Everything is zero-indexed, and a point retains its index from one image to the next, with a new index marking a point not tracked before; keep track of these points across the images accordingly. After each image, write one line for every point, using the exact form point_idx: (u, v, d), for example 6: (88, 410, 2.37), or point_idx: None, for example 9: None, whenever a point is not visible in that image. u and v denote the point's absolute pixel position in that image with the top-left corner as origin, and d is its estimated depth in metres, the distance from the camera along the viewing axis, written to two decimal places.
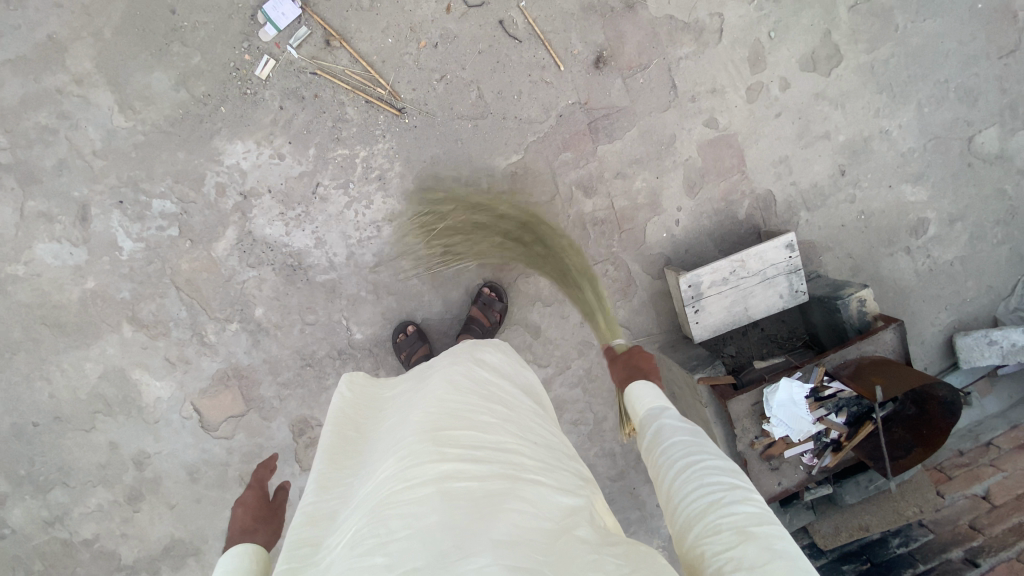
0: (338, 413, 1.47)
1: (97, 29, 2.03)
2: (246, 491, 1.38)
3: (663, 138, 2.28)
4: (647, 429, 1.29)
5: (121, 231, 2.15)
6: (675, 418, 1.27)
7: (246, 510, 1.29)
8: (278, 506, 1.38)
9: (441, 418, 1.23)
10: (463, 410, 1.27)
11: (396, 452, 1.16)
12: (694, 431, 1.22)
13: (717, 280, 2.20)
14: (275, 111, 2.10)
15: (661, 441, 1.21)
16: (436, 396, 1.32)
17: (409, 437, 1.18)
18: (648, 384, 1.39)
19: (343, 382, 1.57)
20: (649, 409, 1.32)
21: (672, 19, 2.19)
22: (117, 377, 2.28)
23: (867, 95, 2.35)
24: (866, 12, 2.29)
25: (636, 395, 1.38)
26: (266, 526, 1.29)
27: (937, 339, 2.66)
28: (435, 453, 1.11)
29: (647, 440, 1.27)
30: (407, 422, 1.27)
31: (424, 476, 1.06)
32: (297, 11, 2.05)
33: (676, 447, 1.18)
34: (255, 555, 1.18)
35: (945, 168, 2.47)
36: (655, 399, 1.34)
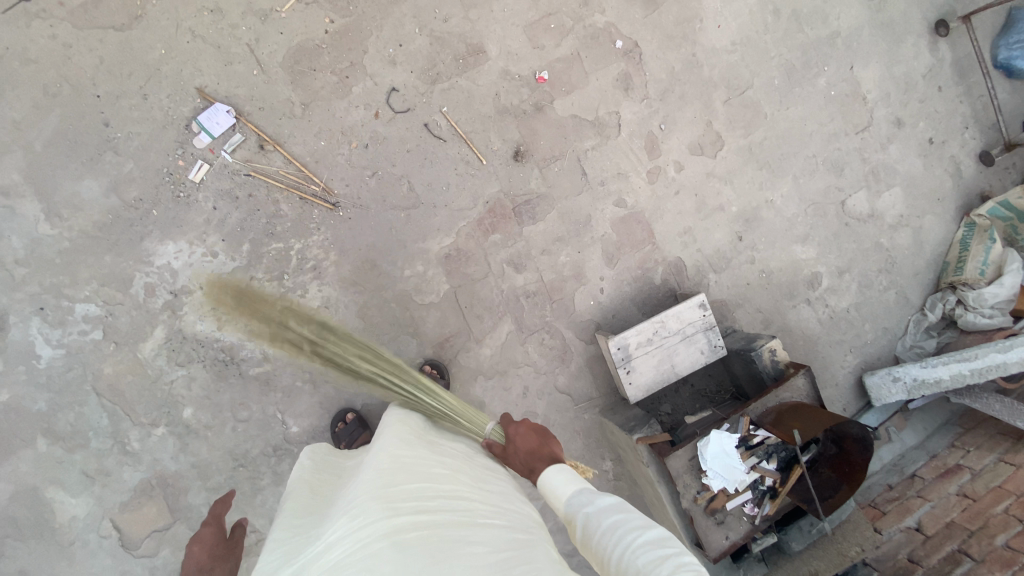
0: (297, 484, 1.52)
1: (27, 142, 2.07)
2: (202, 528, 1.46)
3: (580, 217, 2.52)
4: (575, 517, 1.33)
5: (40, 339, 2.07)
6: (599, 498, 1.33)
7: (202, 548, 1.40)
8: (236, 543, 1.47)
9: (393, 473, 1.29)
10: (412, 467, 1.33)
11: (349, 507, 1.21)
12: (619, 508, 1.30)
13: (642, 342, 2.36)
14: (209, 211, 2.17)
15: (593, 531, 1.27)
16: (385, 457, 1.37)
17: (361, 493, 1.24)
18: (558, 471, 1.43)
19: (302, 460, 1.63)
20: (568, 500, 1.36)
21: (577, 116, 2.50)
22: (25, 498, 2.09)
23: (750, 172, 2.71)
24: (739, 105, 2.69)
25: (550, 483, 1.42)
26: (221, 564, 1.39)
27: (848, 380, 2.91)
28: (386, 507, 1.16)
29: (580, 532, 1.31)
30: (358, 485, 1.31)
31: (375, 527, 1.11)
32: (232, 120, 2.17)
33: (609, 531, 1.25)
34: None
35: (826, 229, 2.84)
36: (574, 486, 1.38)
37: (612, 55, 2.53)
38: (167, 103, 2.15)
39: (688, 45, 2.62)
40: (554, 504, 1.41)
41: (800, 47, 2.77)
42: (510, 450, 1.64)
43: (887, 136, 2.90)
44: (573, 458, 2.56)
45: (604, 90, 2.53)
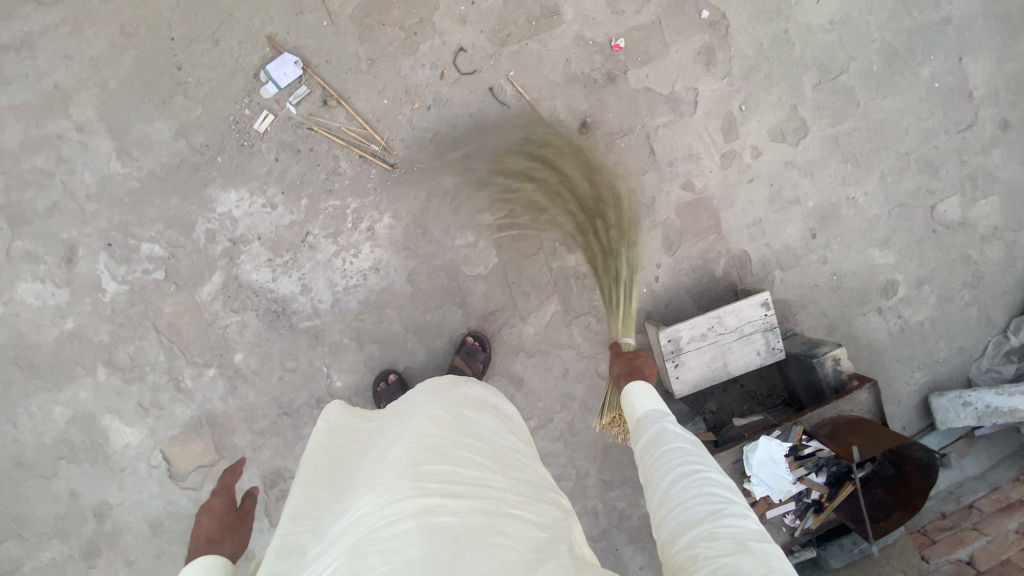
0: (319, 442, 1.44)
1: (103, 80, 2.11)
2: (213, 498, 1.37)
3: (642, 199, 2.39)
4: (646, 428, 1.32)
5: (106, 274, 2.16)
6: (676, 426, 1.31)
7: (211, 519, 1.29)
8: (247, 515, 1.38)
9: (421, 452, 1.21)
10: (441, 445, 1.26)
11: (375, 484, 1.14)
12: (694, 440, 1.27)
13: (696, 336, 2.25)
14: (271, 162, 2.18)
15: (661, 442, 1.24)
16: (413, 431, 1.30)
17: (388, 470, 1.17)
18: (648, 386, 1.45)
19: (324, 414, 1.54)
20: (648, 411, 1.37)
21: (651, 91, 2.35)
22: (86, 422, 2.22)
23: (833, 165, 2.50)
24: (830, 90, 2.46)
25: (633, 394, 1.44)
26: (231, 536, 1.29)
27: (913, 398, 2.71)
28: (414, 487, 1.10)
29: (647, 439, 1.29)
30: (385, 458, 1.25)
31: (404, 512, 1.05)
32: (299, 72, 2.15)
33: (675, 450, 1.20)
34: (221, 569, 1.17)
35: (911, 234, 2.60)
36: (656, 404, 1.39)
37: (695, 26, 2.34)
38: (237, 50, 2.14)
39: (781, 20, 2.40)
40: (628, 416, 1.42)
41: (906, 30, 2.49)
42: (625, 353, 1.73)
43: (994, 137, 2.61)
44: (609, 445, 2.51)
45: (683, 64, 2.36)
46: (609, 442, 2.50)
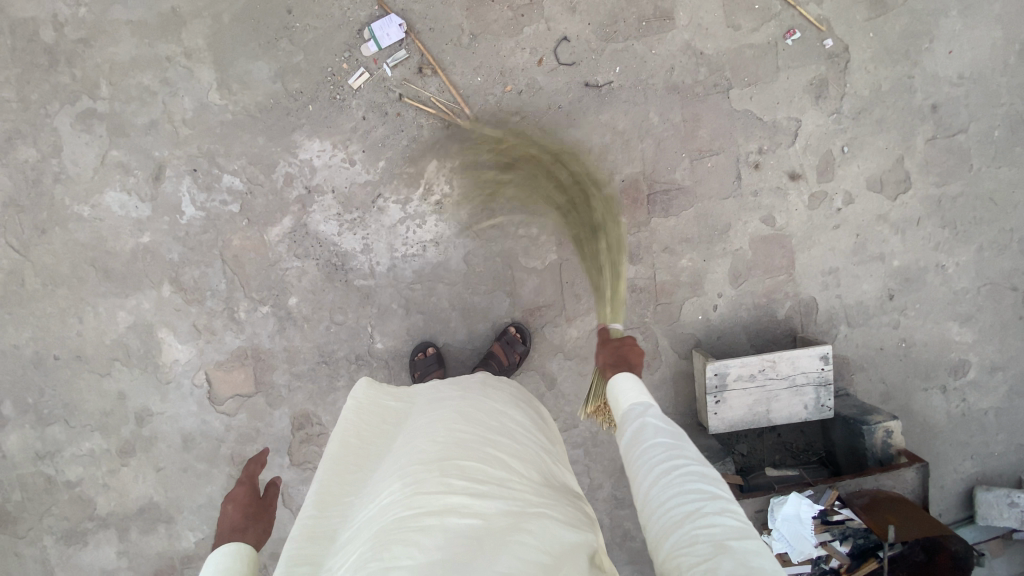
0: (349, 425, 1.49)
1: (217, 12, 2.14)
2: (236, 487, 1.43)
3: (717, 224, 2.31)
4: (629, 425, 1.26)
5: (187, 197, 2.24)
6: (658, 418, 1.24)
7: (235, 509, 1.33)
8: (268, 502, 1.43)
9: (446, 448, 1.24)
10: (469, 442, 1.28)
11: (401, 476, 1.19)
12: (675, 433, 1.19)
13: (743, 375, 2.19)
14: (358, 120, 2.20)
15: (640, 441, 1.18)
16: (443, 425, 1.33)
17: (414, 464, 1.21)
18: (635, 380, 1.38)
19: (354, 390, 1.59)
20: (630, 405, 1.30)
21: (751, 116, 2.24)
22: (144, 332, 2.34)
23: (928, 227, 2.34)
24: (944, 147, 2.29)
25: (619, 388, 1.37)
26: (255, 524, 1.33)
27: (957, 487, 2.54)
28: (438, 485, 1.12)
29: (628, 437, 1.23)
30: (414, 448, 1.28)
31: (426, 506, 1.07)
32: (401, 35, 2.15)
33: (654, 448, 1.14)
34: (244, 557, 1.22)
35: (996, 316, 2.42)
36: (638, 397, 1.32)
37: (815, 55, 2.21)
38: (348, 4, 2.14)
39: (908, 64, 2.23)
40: (614, 411, 1.35)
41: None
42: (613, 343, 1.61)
43: None
44: None
45: (792, 92, 2.23)
46: None
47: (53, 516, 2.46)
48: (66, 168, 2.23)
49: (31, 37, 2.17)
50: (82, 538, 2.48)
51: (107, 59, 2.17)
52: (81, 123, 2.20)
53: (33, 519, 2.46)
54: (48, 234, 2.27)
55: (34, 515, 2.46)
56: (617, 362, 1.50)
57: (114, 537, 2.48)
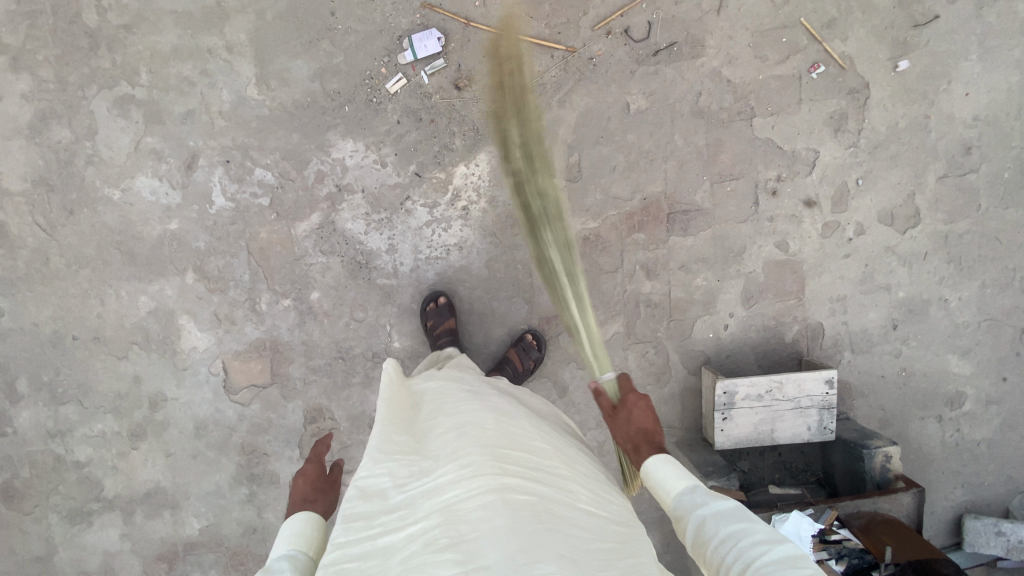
0: (386, 395, 1.48)
1: (262, 9, 2.18)
2: (305, 463, 1.49)
3: (734, 246, 2.38)
4: (684, 518, 1.23)
5: (218, 187, 2.27)
6: (716, 501, 1.22)
7: (307, 481, 1.41)
8: (333, 480, 1.48)
9: (498, 437, 1.31)
10: (516, 434, 1.35)
11: (459, 454, 1.23)
12: (741, 517, 1.17)
13: (751, 395, 2.27)
14: (392, 123, 2.24)
15: (708, 539, 1.15)
16: (490, 416, 1.39)
17: (471, 444, 1.26)
18: (667, 461, 1.33)
19: (386, 367, 1.56)
20: (677, 496, 1.27)
21: (772, 144, 2.32)
22: (165, 317, 2.36)
23: (934, 262, 2.43)
24: (954, 186, 2.38)
25: (656, 476, 1.32)
26: (325, 497, 1.42)
27: (947, 514, 2.62)
28: (496, 467, 1.19)
29: (691, 536, 1.20)
30: (462, 431, 1.32)
31: (488, 484, 1.14)
32: (439, 47, 2.19)
33: (724, 545, 1.12)
34: (316, 524, 1.31)
35: (994, 350, 2.51)
36: (682, 481, 1.28)
37: (837, 91, 2.29)
38: (390, 10, 2.19)
39: (925, 104, 2.32)
40: (661, 500, 1.31)
41: None
42: (618, 414, 1.53)
43: None
44: None
45: (813, 123, 2.31)
46: None
47: (59, 495, 2.47)
48: (99, 151, 2.25)
49: (73, 19, 2.18)
50: (87, 518, 2.48)
51: (150, 47, 2.20)
52: (118, 107, 2.23)
53: (38, 497, 2.47)
54: (76, 215, 2.29)
55: (40, 493, 2.47)
56: (638, 444, 1.44)
57: (119, 519, 2.49)
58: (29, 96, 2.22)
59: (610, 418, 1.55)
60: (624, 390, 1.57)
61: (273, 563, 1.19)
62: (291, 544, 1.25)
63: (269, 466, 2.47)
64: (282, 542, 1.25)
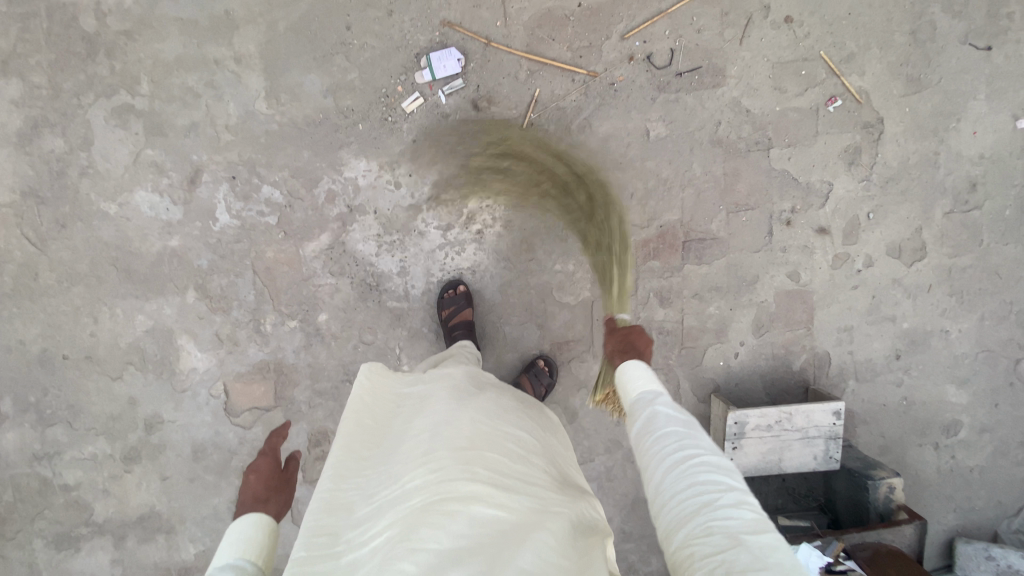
0: (357, 402, 1.45)
1: (273, 20, 2.08)
2: (258, 457, 1.39)
3: (746, 275, 2.39)
4: (640, 412, 1.24)
5: (223, 204, 2.18)
6: (675, 409, 1.22)
7: (258, 479, 1.31)
8: (289, 476, 1.39)
9: (470, 436, 1.24)
10: (490, 433, 1.28)
11: (428, 458, 1.19)
12: (686, 424, 1.16)
13: (761, 425, 2.28)
14: (407, 143, 2.18)
15: (651, 431, 1.15)
16: (463, 413, 1.32)
17: (441, 446, 1.21)
18: (641, 367, 1.38)
19: (363, 368, 1.53)
20: (641, 394, 1.29)
21: (787, 175, 2.33)
22: (163, 337, 2.27)
23: (937, 295, 2.47)
24: (960, 221, 2.42)
25: (630, 377, 1.36)
26: (277, 496, 1.31)
27: (938, 536, 2.70)
28: (465, 473, 1.14)
29: (638, 424, 1.21)
30: (434, 431, 1.27)
31: (454, 493, 1.09)
32: (458, 67, 2.13)
33: (666, 436, 1.12)
34: (264, 527, 1.20)
35: (990, 381, 2.57)
36: (652, 386, 1.31)
37: (851, 124, 2.31)
38: (408, 26, 2.12)
39: (935, 140, 2.35)
40: (625, 399, 1.34)
41: None
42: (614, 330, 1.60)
43: None
44: (639, 499, 2.53)
45: (828, 156, 2.33)
46: (640, 496, 2.53)
47: (45, 519, 2.35)
48: (94, 163, 2.13)
49: (69, 23, 2.06)
50: (76, 543, 2.38)
51: (151, 55, 2.09)
52: (116, 118, 2.11)
53: (24, 521, 2.35)
54: (68, 228, 2.16)
55: (25, 517, 2.35)
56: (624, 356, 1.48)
57: (109, 544, 2.39)
58: (19, 102, 2.09)
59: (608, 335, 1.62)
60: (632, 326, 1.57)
61: (213, 573, 1.09)
62: (233, 550, 1.15)
63: None
64: (224, 550, 1.15)
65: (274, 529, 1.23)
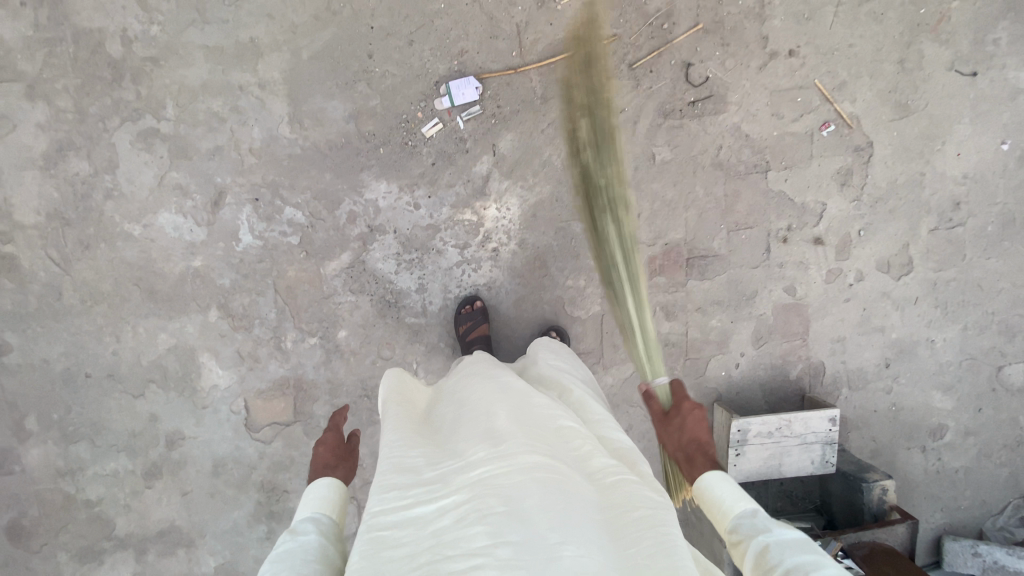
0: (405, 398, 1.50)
1: (297, 48, 2.16)
2: (323, 433, 1.48)
3: (746, 290, 2.52)
4: (748, 542, 1.20)
5: (245, 226, 2.24)
6: (784, 534, 1.18)
7: (327, 449, 1.40)
8: (352, 450, 1.47)
9: (528, 420, 1.26)
10: (545, 418, 1.30)
11: (492, 436, 1.19)
12: (809, 548, 1.12)
13: (763, 432, 2.40)
14: (426, 166, 2.27)
15: (770, 566, 1.12)
16: (518, 401, 1.34)
17: (505, 426, 1.23)
18: (727, 480, 1.34)
19: (389, 377, 1.60)
20: (741, 517, 1.26)
21: (784, 195, 2.47)
22: (185, 355, 2.31)
23: (924, 307, 2.63)
24: (944, 237, 2.58)
25: (717, 495, 1.32)
26: (343, 464, 1.40)
27: (927, 534, 2.86)
28: (529, 447, 1.14)
29: (751, 557, 1.18)
30: (492, 416, 1.28)
31: (521, 463, 1.09)
32: (476, 94, 2.23)
33: (789, 570, 1.08)
34: (340, 492, 1.30)
35: (973, 387, 2.74)
36: (748, 507, 1.27)
37: (843, 148, 2.46)
38: (428, 55, 2.21)
39: (921, 162, 2.51)
40: (721, 522, 1.30)
41: None
42: (670, 419, 1.53)
43: None
44: None
45: (822, 177, 2.47)
46: None
47: (66, 535, 2.37)
48: (120, 185, 2.18)
49: (96, 49, 2.11)
50: (96, 559, 2.40)
51: (177, 81, 2.15)
52: (142, 142, 2.17)
53: (43, 538, 2.37)
54: (92, 249, 2.21)
55: (45, 534, 2.37)
56: (690, 454, 1.44)
57: (129, 559, 2.42)
58: (46, 125, 2.13)
59: (661, 423, 1.57)
60: (678, 396, 1.57)
61: (299, 522, 1.19)
62: (315, 506, 1.25)
63: (289, 503, 2.45)
64: (306, 506, 1.25)
65: (345, 496, 1.32)
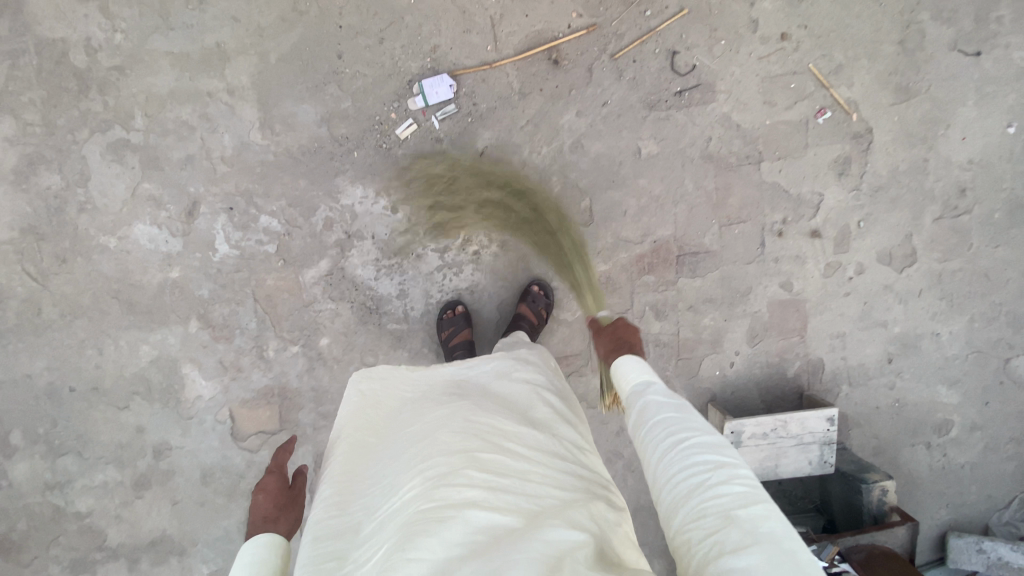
0: (357, 422, 1.46)
1: (264, 51, 2.09)
2: (265, 475, 1.35)
3: (740, 287, 2.43)
4: (632, 404, 1.25)
5: (221, 235, 2.20)
6: (665, 396, 1.22)
7: (268, 498, 1.28)
8: (298, 492, 1.37)
9: (464, 437, 1.19)
10: (486, 433, 1.22)
11: (424, 467, 1.14)
12: (678, 407, 1.18)
13: (757, 433, 2.34)
14: (402, 169, 2.20)
15: (642, 424, 1.17)
16: (459, 416, 1.27)
17: (439, 451, 1.16)
18: (634, 358, 1.33)
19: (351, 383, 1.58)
20: (634, 385, 1.28)
21: (778, 187, 2.36)
22: (168, 366, 2.30)
23: (928, 299, 2.52)
24: (949, 226, 2.46)
25: (617, 370, 1.34)
26: (287, 514, 1.29)
27: (932, 531, 2.78)
28: (457, 477, 1.08)
29: (631, 416, 1.22)
30: (429, 440, 1.22)
31: (447, 500, 1.04)
32: (450, 92, 2.15)
33: (659, 426, 1.14)
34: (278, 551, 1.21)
35: (980, 380, 2.62)
36: (642, 374, 1.29)
37: (840, 135, 2.34)
38: (400, 53, 2.13)
39: (924, 148, 2.37)
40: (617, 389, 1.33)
41: None
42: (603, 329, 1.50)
43: None
44: (640, 507, 2.59)
45: (818, 166, 2.36)
46: (640, 503, 2.59)
47: (59, 546, 2.40)
48: (92, 198, 2.15)
49: (59, 59, 2.06)
50: (90, 569, 2.42)
51: (144, 89, 2.09)
52: (112, 153, 2.13)
53: (38, 549, 2.40)
54: (69, 263, 2.19)
55: (39, 545, 2.40)
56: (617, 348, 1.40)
57: (123, 569, 2.43)
58: (14, 140, 2.10)
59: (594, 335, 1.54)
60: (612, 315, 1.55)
61: None
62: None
63: None
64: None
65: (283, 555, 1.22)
